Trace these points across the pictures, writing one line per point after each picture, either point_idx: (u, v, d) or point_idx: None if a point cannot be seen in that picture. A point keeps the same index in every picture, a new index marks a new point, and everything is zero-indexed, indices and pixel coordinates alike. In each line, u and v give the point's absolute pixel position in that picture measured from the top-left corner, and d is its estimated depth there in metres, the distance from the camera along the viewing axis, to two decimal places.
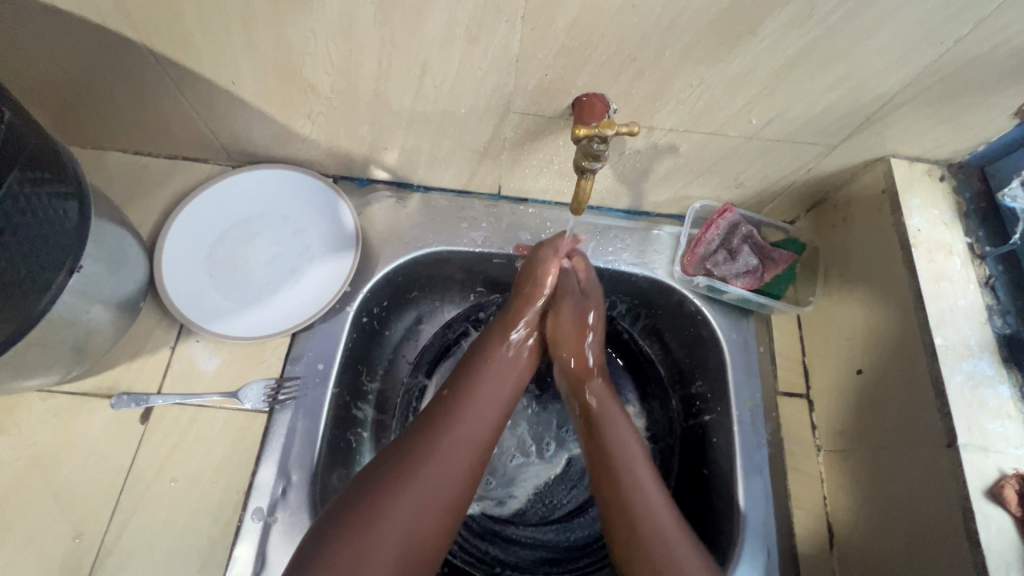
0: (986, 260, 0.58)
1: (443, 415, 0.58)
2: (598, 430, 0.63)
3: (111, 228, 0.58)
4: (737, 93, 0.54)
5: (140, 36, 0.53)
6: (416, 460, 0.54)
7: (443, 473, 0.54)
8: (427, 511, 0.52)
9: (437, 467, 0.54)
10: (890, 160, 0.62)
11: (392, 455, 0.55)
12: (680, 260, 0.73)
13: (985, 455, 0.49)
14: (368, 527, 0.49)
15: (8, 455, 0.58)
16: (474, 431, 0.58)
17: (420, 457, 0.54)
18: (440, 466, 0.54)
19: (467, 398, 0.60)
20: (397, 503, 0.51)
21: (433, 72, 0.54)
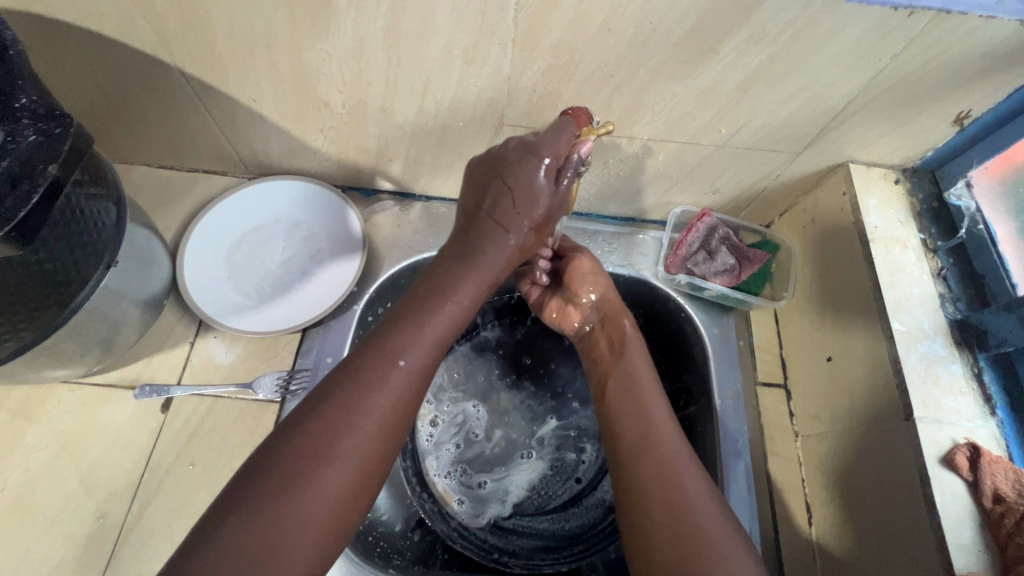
0: (938, 253, 0.64)
1: (364, 389, 0.51)
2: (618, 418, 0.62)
3: (142, 232, 0.64)
4: (706, 106, 0.60)
5: (174, 59, 0.60)
6: (331, 434, 0.49)
7: (358, 443, 0.50)
8: (337, 489, 0.48)
9: (354, 436, 0.49)
10: (849, 165, 0.68)
11: (307, 423, 0.49)
12: (664, 260, 0.78)
13: (940, 427, 0.54)
14: (270, 515, 0.45)
15: (39, 441, 0.62)
16: (400, 397, 0.53)
17: (334, 435, 0.49)
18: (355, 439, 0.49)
19: (389, 363, 0.53)
20: (307, 482, 0.47)
21: (435, 89, 0.61)
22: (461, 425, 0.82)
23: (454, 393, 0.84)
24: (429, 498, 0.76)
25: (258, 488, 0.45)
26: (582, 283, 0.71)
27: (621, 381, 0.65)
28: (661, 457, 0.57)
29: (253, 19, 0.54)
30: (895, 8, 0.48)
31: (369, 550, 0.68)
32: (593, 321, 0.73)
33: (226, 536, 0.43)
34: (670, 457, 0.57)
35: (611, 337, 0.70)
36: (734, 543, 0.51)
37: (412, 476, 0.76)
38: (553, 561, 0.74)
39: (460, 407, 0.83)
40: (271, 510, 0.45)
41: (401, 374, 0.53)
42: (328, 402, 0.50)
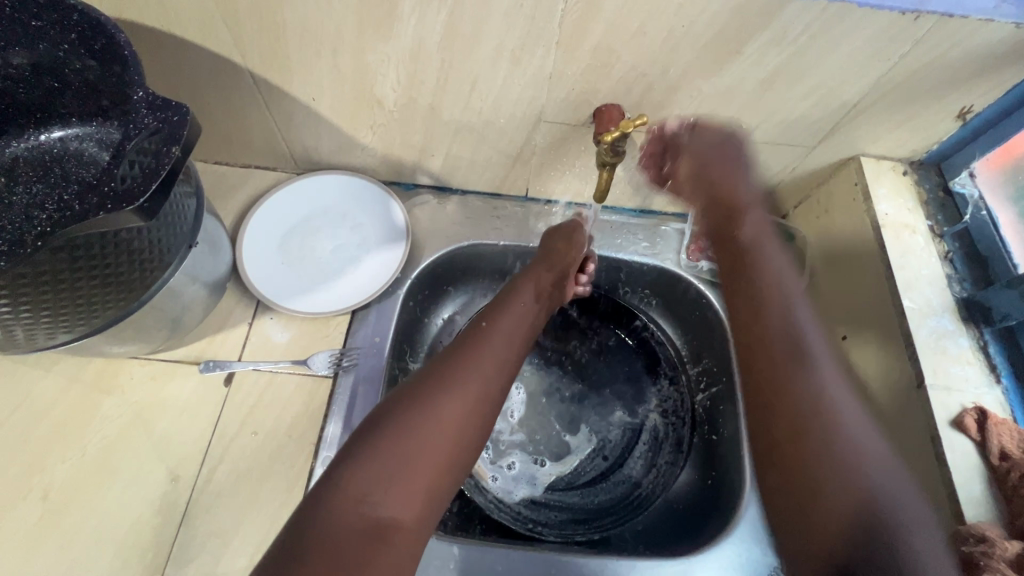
0: (944, 238, 0.69)
1: (455, 361, 0.60)
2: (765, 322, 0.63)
3: (211, 221, 0.70)
4: (728, 102, 0.66)
5: (246, 61, 0.66)
6: (431, 386, 0.56)
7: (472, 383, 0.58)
8: (438, 435, 0.53)
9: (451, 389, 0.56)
10: (860, 159, 0.74)
11: (423, 372, 0.59)
12: (686, 249, 0.84)
13: (950, 393, 0.59)
14: (388, 445, 0.51)
15: (114, 411, 0.68)
16: (489, 368, 0.60)
17: (432, 389, 0.56)
18: (452, 394, 0.56)
19: (476, 342, 0.63)
20: (415, 420, 0.53)
21: (481, 88, 0.67)
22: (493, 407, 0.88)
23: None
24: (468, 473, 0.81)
25: (379, 426, 0.53)
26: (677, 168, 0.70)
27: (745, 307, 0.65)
28: (799, 400, 0.57)
29: (324, 24, 0.60)
30: (903, 13, 0.54)
31: None
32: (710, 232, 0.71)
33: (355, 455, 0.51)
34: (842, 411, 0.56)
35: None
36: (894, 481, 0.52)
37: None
38: (585, 531, 0.78)
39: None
40: (386, 440, 0.52)
41: (489, 351, 0.62)
42: (430, 369, 0.59)
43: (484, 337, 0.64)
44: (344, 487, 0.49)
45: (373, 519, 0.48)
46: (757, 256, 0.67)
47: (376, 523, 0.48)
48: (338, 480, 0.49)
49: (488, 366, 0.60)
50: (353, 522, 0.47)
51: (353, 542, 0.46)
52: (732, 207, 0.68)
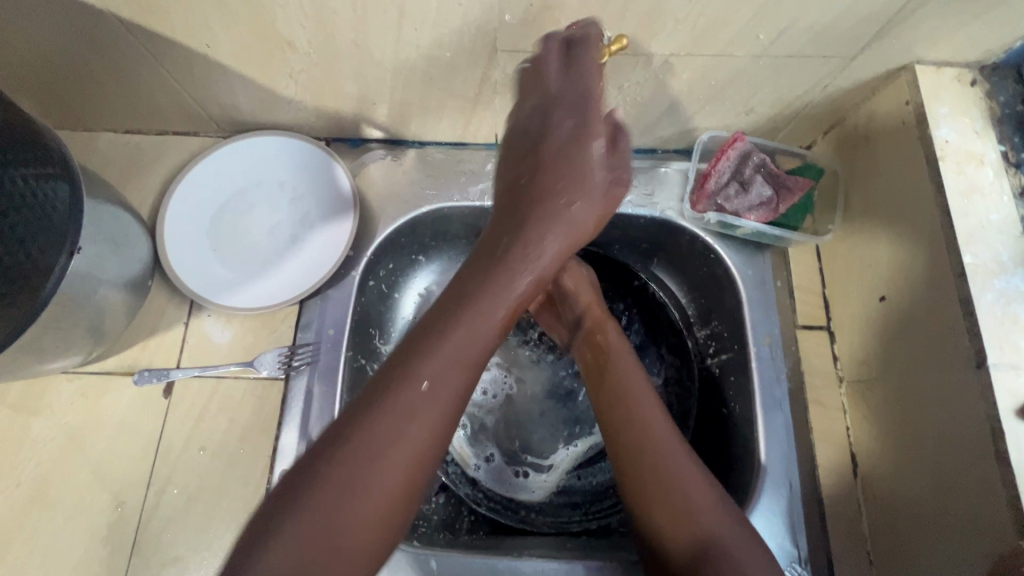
0: (1021, 168, 0.54)
1: (416, 382, 0.45)
2: (606, 389, 0.61)
3: (108, 209, 0.57)
4: (740, 6, 0.49)
5: (105, 3, 0.51)
6: (390, 416, 0.44)
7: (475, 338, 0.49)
8: (410, 461, 0.44)
9: (395, 446, 0.43)
10: (915, 67, 0.57)
11: (428, 324, 0.49)
12: (689, 197, 0.70)
13: (1018, 374, 0.47)
14: (342, 505, 0.41)
15: (45, 434, 0.61)
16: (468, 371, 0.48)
17: (397, 423, 0.44)
18: (420, 421, 0.45)
19: (443, 344, 0.47)
20: (375, 464, 0.43)
21: (412, 14, 0.51)
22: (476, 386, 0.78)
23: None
24: (449, 462, 0.73)
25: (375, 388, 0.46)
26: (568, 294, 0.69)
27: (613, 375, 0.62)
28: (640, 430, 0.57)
29: None
30: None
31: None
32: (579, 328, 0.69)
33: (292, 506, 0.41)
34: (661, 435, 0.56)
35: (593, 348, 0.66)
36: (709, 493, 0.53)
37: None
38: (581, 518, 0.72)
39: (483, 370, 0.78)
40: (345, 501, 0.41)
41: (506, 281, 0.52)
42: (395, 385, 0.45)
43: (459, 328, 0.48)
44: (332, 469, 0.42)
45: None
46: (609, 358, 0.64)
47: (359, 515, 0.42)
48: (272, 541, 0.40)
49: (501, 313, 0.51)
50: (340, 508, 0.41)
51: (324, 535, 0.40)
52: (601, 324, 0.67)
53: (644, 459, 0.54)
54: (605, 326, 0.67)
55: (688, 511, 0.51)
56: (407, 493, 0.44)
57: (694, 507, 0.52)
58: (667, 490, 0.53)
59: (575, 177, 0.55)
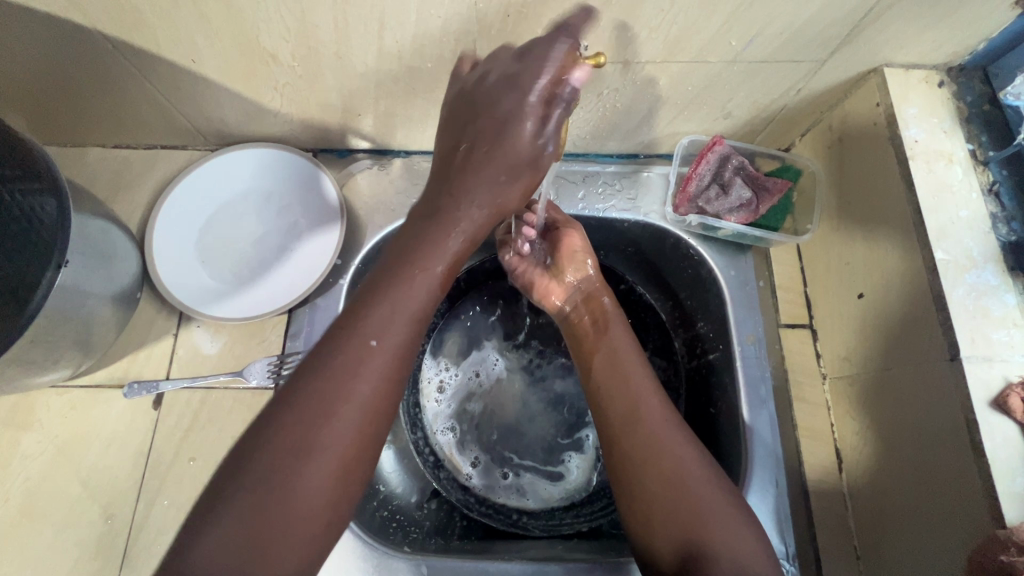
0: (989, 166, 0.56)
1: (366, 340, 0.47)
2: (599, 375, 0.61)
3: (96, 223, 0.57)
4: (711, 14, 0.51)
5: (91, 21, 0.52)
6: (325, 381, 0.45)
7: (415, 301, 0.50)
8: (361, 422, 0.45)
9: (341, 410, 0.45)
10: (883, 70, 0.59)
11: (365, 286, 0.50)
12: (672, 199, 0.71)
13: (990, 365, 0.48)
14: (289, 477, 0.42)
15: (34, 449, 0.61)
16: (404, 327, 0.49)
17: (335, 386, 0.45)
18: (362, 382, 0.46)
19: (378, 301, 0.49)
20: (316, 428, 0.43)
21: (392, 26, 0.52)
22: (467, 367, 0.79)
23: (464, 345, 0.80)
24: (440, 468, 0.74)
25: (319, 349, 0.47)
26: (569, 261, 0.68)
27: (608, 358, 0.61)
28: (637, 424, 0.55)
29: None
30: None
31: (385, 529, 0.65)
32: (576, 299, 0.69)
33: (236, 482, 0.42)
34: (660, 423, 0.56)
35: (595, 315, 0.66)
36: (717, 489, 0.52)
37: (418, 434, 0.75)
38: (573, 520, 0.72)
39: (471, 363, 0.79)
40: (280, 468, 0.42)
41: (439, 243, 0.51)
42: (333, 351, 0.46)
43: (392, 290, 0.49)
44: (282, 433, 0.43)
45: (295, 559, 0.42)
46: (605, 343, 0.63)
47: (305, 484, 0.42)
48: (217, 513, 0.41)
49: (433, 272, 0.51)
50: (284, 473, 0.42)
51: (274, 507, 0.41)
52: (597, 301, 0.67)
53: (640, 445, 0.54)
54: (600, 295, 0.68)
55: (687, 501, 0.51)
56: (357, 460, 0.45)
57: (699, 504, 0.51)
58: (664, 476, 0.52)
59: (495, 135, 0.46)
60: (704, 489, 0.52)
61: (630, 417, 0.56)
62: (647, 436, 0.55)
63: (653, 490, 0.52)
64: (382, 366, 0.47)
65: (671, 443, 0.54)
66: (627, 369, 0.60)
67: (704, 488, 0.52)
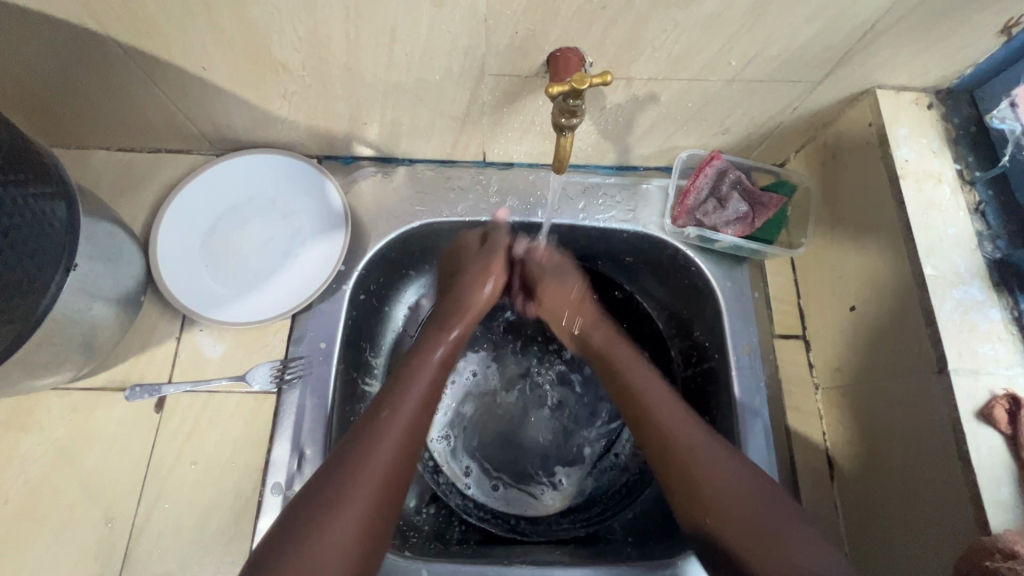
0: (976, 186, 0.58)
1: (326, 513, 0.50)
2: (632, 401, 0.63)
3: (102, 226, 0.58)
4: (712, 35, 0.53)
5: (104, 28, 0.52)
6: (347, 483, 0.52)
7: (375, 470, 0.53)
8: None
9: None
10: (876, 92, 0.61)
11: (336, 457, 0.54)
12: (670, 212, 0.73)
13: (976, 378, 0.50)
14: None
15: (33, 451, 0.61)
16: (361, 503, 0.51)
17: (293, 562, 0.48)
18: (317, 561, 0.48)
19: (343, 477, 0.52)
20: None
21: (402, 40, 0.54)
22: (464, 368, 0.81)
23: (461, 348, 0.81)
24: (439, 474, 0.75)
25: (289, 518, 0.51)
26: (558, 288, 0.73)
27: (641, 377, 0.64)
28: (681, 444, 0.58)
29: None
30: None
31: None
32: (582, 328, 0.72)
33: None
34: (702, 442, 0.58)
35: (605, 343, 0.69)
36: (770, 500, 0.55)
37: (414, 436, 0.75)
38: (570, 526, 0.73)
39: (466, 367, 0.80)
40: None
41: (399, 415, 0.57)
42: (302, 516, 0.50)
43: (368, 448, 0.54)
44: None
45: None
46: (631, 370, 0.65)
47: None
48: None
49: (392, 442, 0.55)
50: None
51: None
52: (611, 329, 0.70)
53: (680, 466, 0.57)
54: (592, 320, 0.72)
55: (723, 519, 0.54)
56: None
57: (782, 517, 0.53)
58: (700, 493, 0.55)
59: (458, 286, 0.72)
60: (756, 505, 0.54)
61: (673, 439, 0.58)
62: (688, 452, 0.57)
63: (716, 506, 0.55)
64: (357, 524, 0.51)
65: (715, 459, 0.57)
66: (657, 392, 0.62)
67: (741, 499, 0.54)
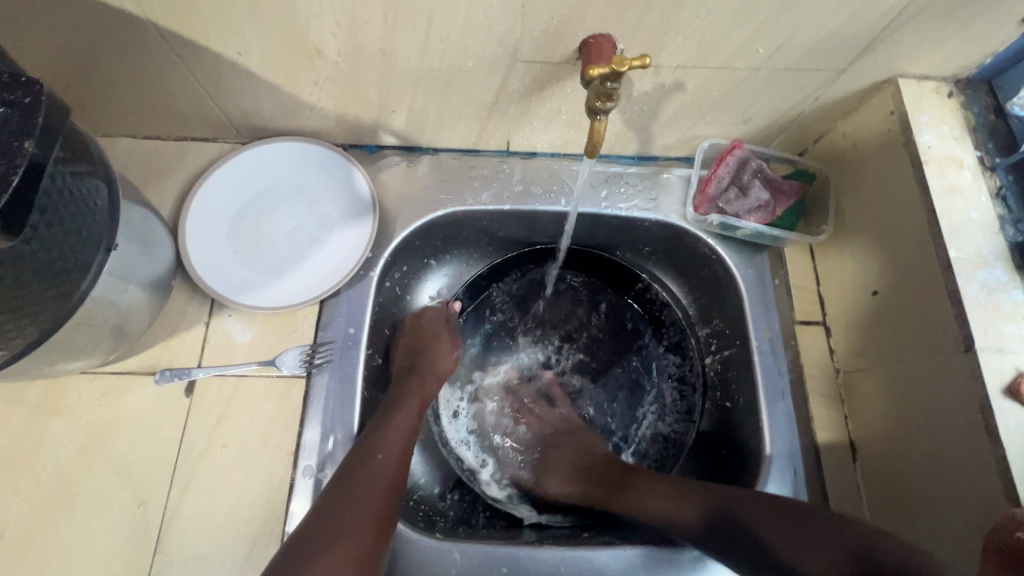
0: (996, 171, 0.59)
1: (339, 512, 0.53)
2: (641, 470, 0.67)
3: (137, 211, 0.59)
4: (743, 22, 0.54)
5: (144, 11, 0.53)
6: (353, 487, 0.55)
7: (380, 474, 0.57)
8: None
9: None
10: (897, 81, 0.63)
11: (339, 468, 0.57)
12: (692, 200, 0.74)
13: (1003, 356, 0.52)
14: None
15: (64, 435, 0.61)
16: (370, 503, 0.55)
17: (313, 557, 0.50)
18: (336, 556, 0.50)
19: (354, 483, 0.55)
20: None
21: (439, 25, 0.54)
22: (485, 355, 0.81)
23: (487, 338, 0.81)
24: (461, 459, 0.75)
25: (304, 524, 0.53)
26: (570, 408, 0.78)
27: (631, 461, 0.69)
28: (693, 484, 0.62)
29: None
30: None
31: (412, 516, 0.67)
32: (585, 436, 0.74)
33: None
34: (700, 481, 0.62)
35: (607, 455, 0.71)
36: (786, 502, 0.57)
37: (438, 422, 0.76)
38: None
39: (487, 356, 0.81)
40: None
41: (398, 423, 0.62)
42: (313, 522, 0.52)
43: (372, 452, 0.58)
44: None
45: None
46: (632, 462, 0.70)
47: None
48: None
49: (394, 445, 0.60)
50: None
51: None
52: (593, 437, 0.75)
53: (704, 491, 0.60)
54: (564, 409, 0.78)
55: (740, 501, 0.58)
56: None
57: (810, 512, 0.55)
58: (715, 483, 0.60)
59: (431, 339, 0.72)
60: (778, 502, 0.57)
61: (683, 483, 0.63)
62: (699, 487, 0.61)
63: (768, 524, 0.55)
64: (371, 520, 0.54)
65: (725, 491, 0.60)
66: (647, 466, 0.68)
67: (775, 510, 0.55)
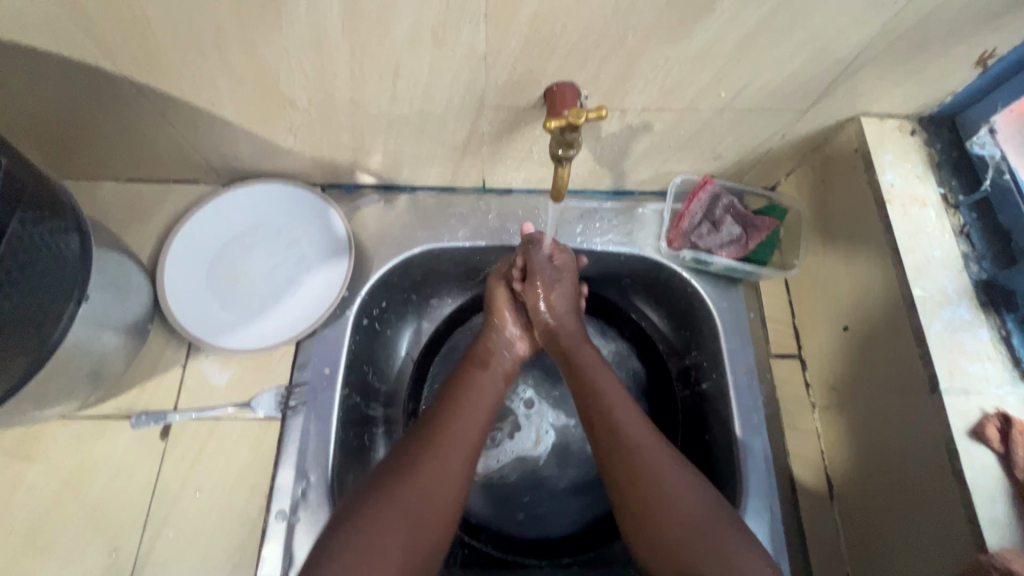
0: (960, 209, 0.60)
1: (401, 493, 0.54)
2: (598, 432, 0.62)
3: (112, 256, 0.60)
4: (701, 68, 0.55)
5: (119, 68, 0.54)
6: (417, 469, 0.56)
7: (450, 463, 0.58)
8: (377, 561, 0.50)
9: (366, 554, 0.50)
10: (860, 119, 0.64)
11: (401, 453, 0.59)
12: (665, 235, 0.74)
13: (968, 397, 0.52)
14: None
15: (40, 480, 0.61)
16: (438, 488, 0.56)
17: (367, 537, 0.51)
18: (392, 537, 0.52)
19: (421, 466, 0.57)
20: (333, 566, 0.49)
21: (406, 76, 0.56)
22: None
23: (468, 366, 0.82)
24: None
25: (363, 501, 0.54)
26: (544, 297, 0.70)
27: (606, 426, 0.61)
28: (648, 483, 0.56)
29: (195, 18, 0.48)
30: None
31: None
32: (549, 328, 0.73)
33: None
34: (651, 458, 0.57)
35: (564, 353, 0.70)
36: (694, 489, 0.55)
37: None
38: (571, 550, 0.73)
39: None
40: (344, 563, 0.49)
41: (468, 415, 0.63)
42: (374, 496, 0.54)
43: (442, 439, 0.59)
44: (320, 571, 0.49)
45: None
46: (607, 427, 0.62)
47: None
48: None
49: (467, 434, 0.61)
50: None
51: None
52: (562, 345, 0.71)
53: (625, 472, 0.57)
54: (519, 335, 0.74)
55: (659, 503, 0.54)
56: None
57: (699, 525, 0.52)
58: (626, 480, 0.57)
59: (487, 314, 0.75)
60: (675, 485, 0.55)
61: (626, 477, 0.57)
62: (633, 465, 0.57)
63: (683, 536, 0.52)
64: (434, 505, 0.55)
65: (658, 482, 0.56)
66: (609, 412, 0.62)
67: (693, 517, 0.53)
